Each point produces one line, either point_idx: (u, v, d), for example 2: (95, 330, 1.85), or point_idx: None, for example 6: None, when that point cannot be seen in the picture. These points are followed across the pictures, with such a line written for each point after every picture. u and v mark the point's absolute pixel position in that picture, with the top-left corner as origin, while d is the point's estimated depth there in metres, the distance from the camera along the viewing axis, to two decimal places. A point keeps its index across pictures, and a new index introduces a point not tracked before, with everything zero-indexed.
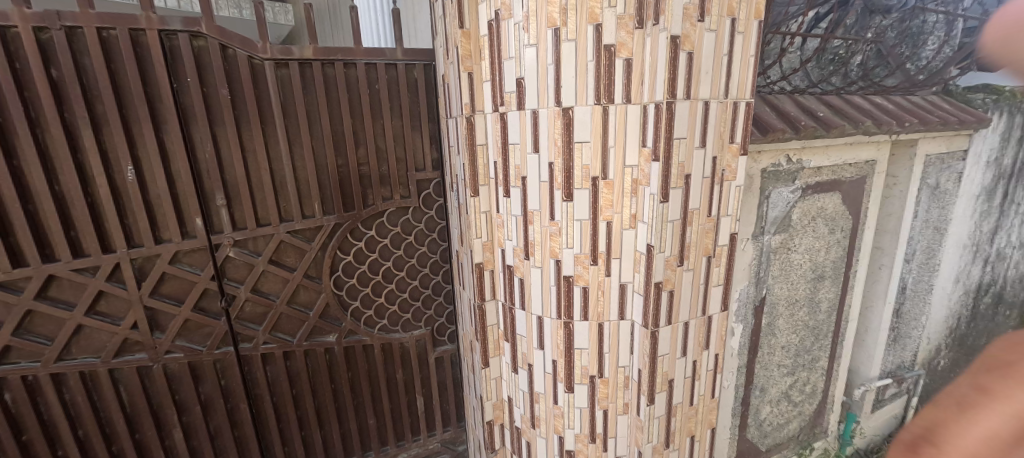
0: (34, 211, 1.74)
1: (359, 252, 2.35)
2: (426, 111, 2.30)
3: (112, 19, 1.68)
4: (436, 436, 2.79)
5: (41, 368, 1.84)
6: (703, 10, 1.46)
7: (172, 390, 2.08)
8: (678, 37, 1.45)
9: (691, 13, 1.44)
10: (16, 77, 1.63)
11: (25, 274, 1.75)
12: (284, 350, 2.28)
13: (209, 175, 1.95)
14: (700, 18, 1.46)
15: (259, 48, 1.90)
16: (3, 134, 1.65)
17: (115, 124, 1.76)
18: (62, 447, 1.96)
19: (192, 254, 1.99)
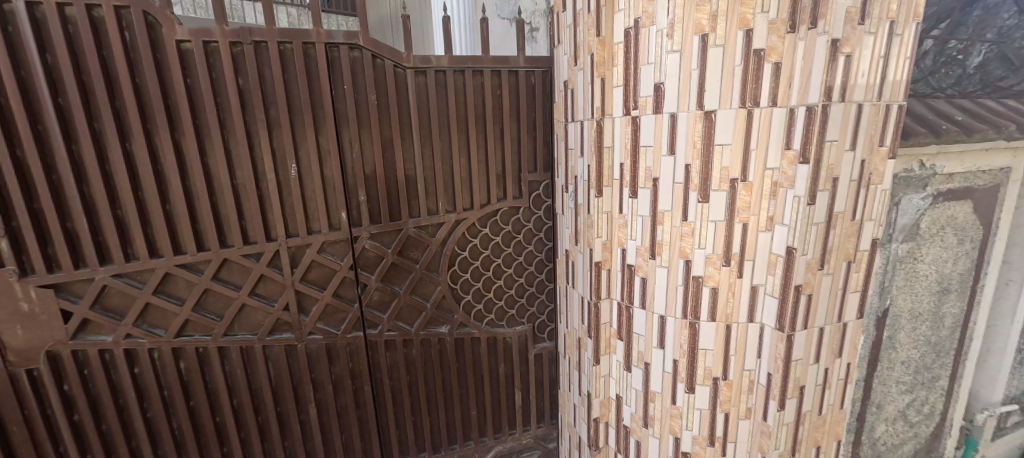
0: (216, 203, 1.94)
1: (475, 249, 2.47)
2: (542, 115, 2.41)
3: (290, 34, 1.88)
4: (530, 431, 2.86)
5: (211, 342, 2.05)
6: (864, 13, 1.50)
7: (310, 368, 2.28)
8: (838, 40, 1.50)
9: (853, 16, 1.49)
10: (212, 85, 1.83)
11: (206, 257, 1.95)
12: (404, 338, 2.43)
13: (354, 173, 2.13)
14: (861, 21, 1.50)
15: (405, 57, 2.08)
16: (200, 136, 1.87)
17: (285, 126, 1.95)
18: (218, 415, 2.17)
19: (335, 245, 2.17)
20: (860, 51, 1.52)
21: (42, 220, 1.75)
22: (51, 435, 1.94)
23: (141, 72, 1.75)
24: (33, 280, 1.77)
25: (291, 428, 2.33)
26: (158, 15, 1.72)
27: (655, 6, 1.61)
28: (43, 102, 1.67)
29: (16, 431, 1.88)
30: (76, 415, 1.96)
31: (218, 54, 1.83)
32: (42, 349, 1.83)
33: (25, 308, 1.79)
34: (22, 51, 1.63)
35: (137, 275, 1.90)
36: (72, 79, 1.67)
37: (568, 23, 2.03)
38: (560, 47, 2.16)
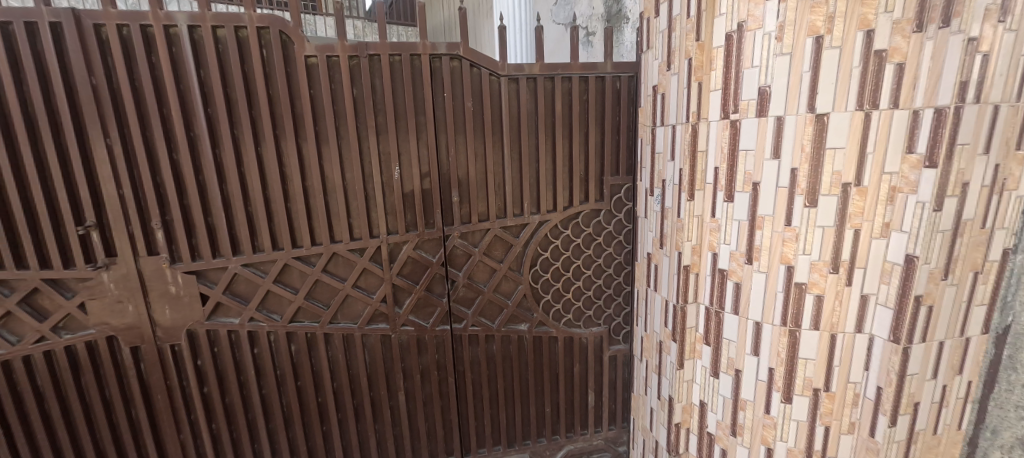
0: (329, 201, 2.12)
1: (556, 249, 2.50)
2: (627, 119, 2.41)
3: (399, 47, 2.02)
4: (601, 433, 2.85)
5: (318, 328, 2.24)
6: (1005, 10, 1.40)
7: (403, 358, 2.42)
8: (975, 39, 1.41)
9: (992, 14, 1.40)
10: (331, 94, 2.01)
11: (318, 251, 2.14)
12: (486, 333, 2.50)
13: (450, 176, 2.24)
14: (1001, 18, 1.40)
15: (500, 66, 2.16)
16: (320, 140, 2.05)
17: (391, 131, 2.10)
18: (319, 396, 2.36)
19: (428, 242, 2.30)
20: (999, 48, 1.42)
21: (190, 214, 2.00)
22: (185, 404, 2.20)
23: (277, 85, 1.94)
24: (181, 266, 2.02)
25: (380, 413, 2.47)
26: (292, 33, 1.91)
27: (762, 10, 1.60)
28: (196, 111, 1.90)
29: (158, 397, 2.15)
30: (205, 388, 2.21)
31: (338, 67, 2.00)
32: (184, 327, 2.09)
33: (172, 290, 2.04)
34: (184, 69, 1.86)
35: (261, 265, 2.12)
36: (219, 91, 1.89)
37: (661, 29, 2.03)
38: (649, 52, 2.16)
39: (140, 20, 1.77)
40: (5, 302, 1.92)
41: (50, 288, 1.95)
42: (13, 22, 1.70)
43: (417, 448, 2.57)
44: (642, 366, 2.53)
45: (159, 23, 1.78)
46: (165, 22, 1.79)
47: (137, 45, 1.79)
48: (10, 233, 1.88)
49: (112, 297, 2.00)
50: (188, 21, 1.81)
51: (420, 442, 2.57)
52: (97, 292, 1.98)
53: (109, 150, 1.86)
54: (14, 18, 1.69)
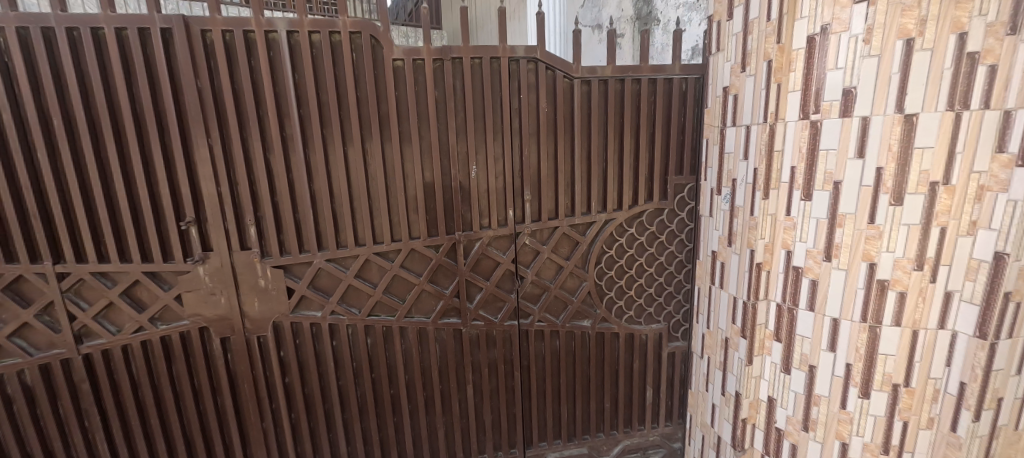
0: (411, 200, 2.21)
1: (620, 247, 2.57)
2: (692, 120, 2.45)
3: (482, 50, 2.11)
4: (658, 429, 2.90)
5: (394, 322, 2.32)
6: None
7: (473, 351, 2.50)
8: None
9: None
10: (416, 96, 2.10)
11: (397, 247, 2.23)
12: (551, 329, 2.57)
13: (524, 175, 2.32)
14: None
15: (574, 68, 2.24)
16: (404, 140, 2.13)
17: (470, 132, 2.19)
18: (392, 387, 2.44)
19: (499, 240, 2.38)
20: None
21: (280, 211, 2.09)
22: (268, 394, 2.29)
23: (366, 87, 2.03)
24: (270, 261, 2.11)
25: (450, 405, 2.55)
26: (381, 37, 1.99)
27: (848, 13, 1.65)
28: (291, 113, 1.99)
29: (244, 386, 2.25)
30: (287, 378, 2.30)
31: (423, 69, 2.09)
32: (270, 319, 2.18)
33: (261, 284, 2.13)
34: (280, 72, 1.96)
35: (344, 260, 2.21)
36: (313, 93, 1.98)
37: (735, 31, 2.07)
38: (719, 54, 2.20)
39: (243, 27, 1.86)
40: (108, 293, 2.01)
41: (150, 280, 2.05)
42: (128, 28, 1.81)
43: (481, 439, 2.64)
44: (696, 357, 2.65)
45: (260, 29, 1.88)
46: (266, 28, 1.89)
47: (239, 50, 1.89)
48: (115, 228, 1.98)
49: (206, 290, 2.09)
50: (287, 27, 1.90)
51: (485, 434, 2.64)
52: (192, 285, 2.08)
53: (210, 149, 1.95)
54: (130, 24, 1.80)
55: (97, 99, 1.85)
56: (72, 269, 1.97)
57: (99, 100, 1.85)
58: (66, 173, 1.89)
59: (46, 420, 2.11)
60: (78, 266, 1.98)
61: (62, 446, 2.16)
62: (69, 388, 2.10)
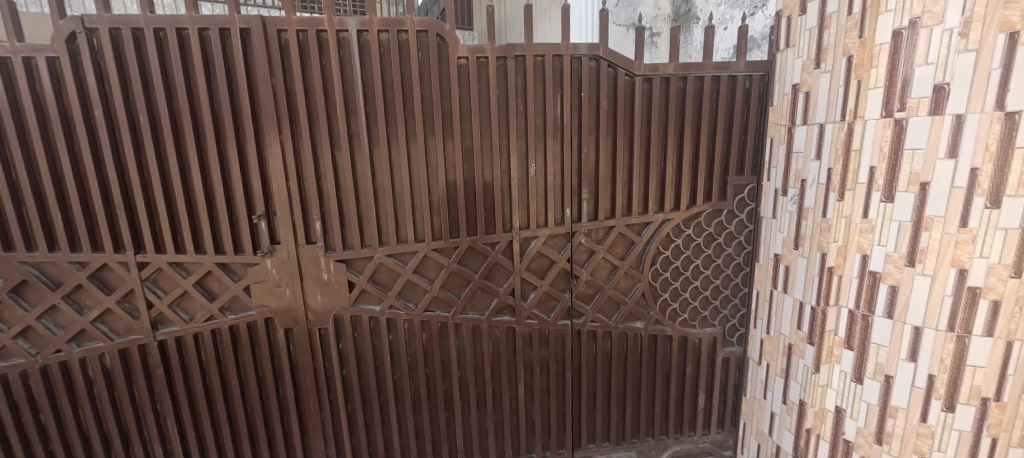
0: (473, 198, 2.21)
1: (677, 248, 2.45)
2: (756, 117, 2.33)
3: (544, 48, 2.08)
4: (709, 435, 2.76)
5: (450, 318, 2.31)
6: None
7: (526, 350, 2.45)
8: None
9: None
10: (479, 93, 2.09)
11: (455, 243, 2.23)
12: (604, 329, 2.48)
13: (582, 174, 2.28)
14: None
15: (636, 65, 2.17)
16: (466, 138, 2.14)
17: (531, 130, 2.17)
18: (445, 383, 2.42)
19: (556, 238, 2.34)
20: None
21: (345, 206, 2.13)
22: (327, 385, 2.31)
23: (430, 85, 2.05)
24: (333, 255, 2.15)
25: (500, 402, 2.51)
26: (447, 35, 2.00)
27: (942, 6, 1.59)
28: (359, 110, 2.03)
29: (304, 377, 2.28)
30: (344, 370, 2.32)
31: (486, 67, 2.08)
32: (332, 312, 2.21)
33: (324, 277, 2.17)
34: (350, 71, 2.00)
35: (402, 256, 2.22)
36: (380, 91, 2.01)
37: (809, 26, 1.99)
38: (789, 50, 2.11)
39: (317, 26, 1.92)
40: (183, 283, 2.10)
41: (221, 271, 2.12)
42: (210, 29, 1.88)
43: (527, 439, 2.57)
44: (751, 362, 2.55)
45: (332, 28, 1.93)
46: (337, 27, 1.93)
47: (312, 48, 1.94)
48: (191, 220, 2.06)
49: (273, 281, 2.15)
50: (357, 26, 1.94)
51: (534, 433, 2.59)
52: (260, 277, 2.14)
53: (281, 146, 2.00)
54: (212, 25, 1.86)
55: (179, 97, 1.93)
56: (151, 258, 2.06)
57: (180, 98, 1.92)
58: (149, 168, 1.98)
59: (123, 402, 2.22)
60: (156, 256, 2.07)
61: (136, 427, 2.26)
62: (145, 373, 2.20)
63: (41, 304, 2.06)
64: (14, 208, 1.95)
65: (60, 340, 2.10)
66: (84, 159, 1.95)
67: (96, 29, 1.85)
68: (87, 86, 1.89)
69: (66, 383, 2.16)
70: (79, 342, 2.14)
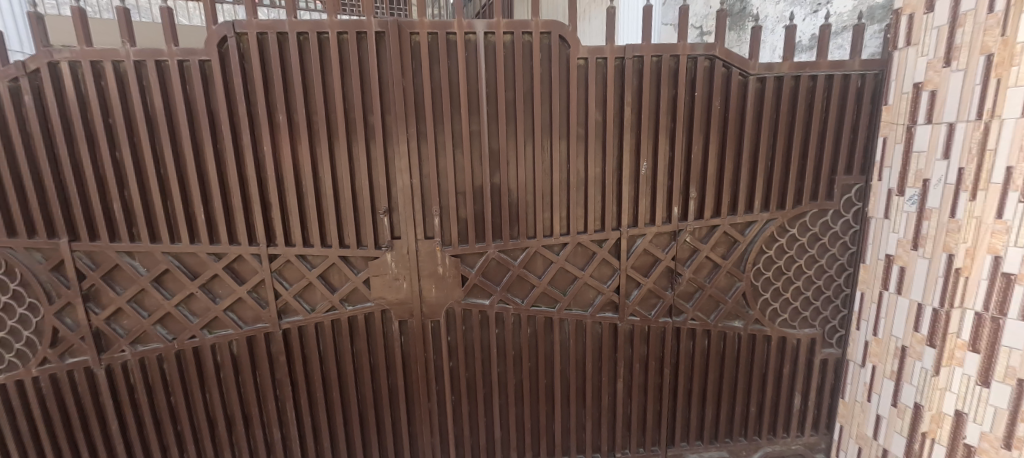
0: (586, 196, 2.25)
1: (780, 248, 2.43)
2: (867, 116, 2.31)
3: (662, 49, 2.10)
4: (801, 438, 2.71)
5: (555, 313, 2.36)
6: None
7: (627, 347, 2.47)
8: None
9: None
10: (597, 93, 2.14)
11: (565, 240, 2.27)
12: (704, 328, 2.48)
13: (689, 174, 2.29)
14: None
15: (751, 65, 2.16)
16: (581, 138, 2.19)
17: (644, 129, 2.19)
18: (546, 377, 2.47)
19: (660, 236, 2.35)
20: None
21: (463, 202, 2.21)
22: (435, 376, 2.39)
23: (550, 85, 2.10)
24: (449, 249, 2.23)
25: (597, 397, 2.53)
26: (569, 37, 2.05)
27: None
28: (481, 109, 2.10)
29: (415, 367, 2.36)
30: (452, 362, 2.39)
31: (604, 68, 2.13)
32: (445, 305, 2.28)
33: (439, 271, 2.25)
34: (475, 71, 2.08)
35: (513, 251, 2.28)
36: (503, 91, 2.08)
37: (937, 24, 1.98)
38: (910, 49, 2.10)
39: (446, 29, 1.99)
40: (308, 274, 2.20)
41: (343, 264, 2.22)
42: (348, 32, 1.98)
43: (620, 435, 2.58)
44: (852, 364, 2.51)
45: (461, 31, 2.00)
46: (466, 30, 2.01)
47: (442, 50, 2.02)
48: (320, 215, 2.17)
49: (392, 274, 2.24)
50: (485, 29, 2.01)
51: (629, 430, 2.60)
52: (380, 270, 2.23)
53: (408, 144, 2.10)
54: (350, 29, 1.96)
55: (316, 98, 2.04)
56: (281, 251, 2.18)
57: (318, 99, 2.04)
58: (284, 165, 2.10)
59: (247, 387, 2.34)
60: (286, 248, 2.18)
61: (257, 411, 2.37)
62: (268, 360, 2.31)
63: (180, 292, 2.20)
64: (163, 202, 2.10)
65: (195, 326, 2.23)
66: (227, 156, 2.07)
67: (244, 33, 1.96)
68: (234, 88, 2.01)
69: (197, 368, 2.30)
70: (210, 329, 2.27)
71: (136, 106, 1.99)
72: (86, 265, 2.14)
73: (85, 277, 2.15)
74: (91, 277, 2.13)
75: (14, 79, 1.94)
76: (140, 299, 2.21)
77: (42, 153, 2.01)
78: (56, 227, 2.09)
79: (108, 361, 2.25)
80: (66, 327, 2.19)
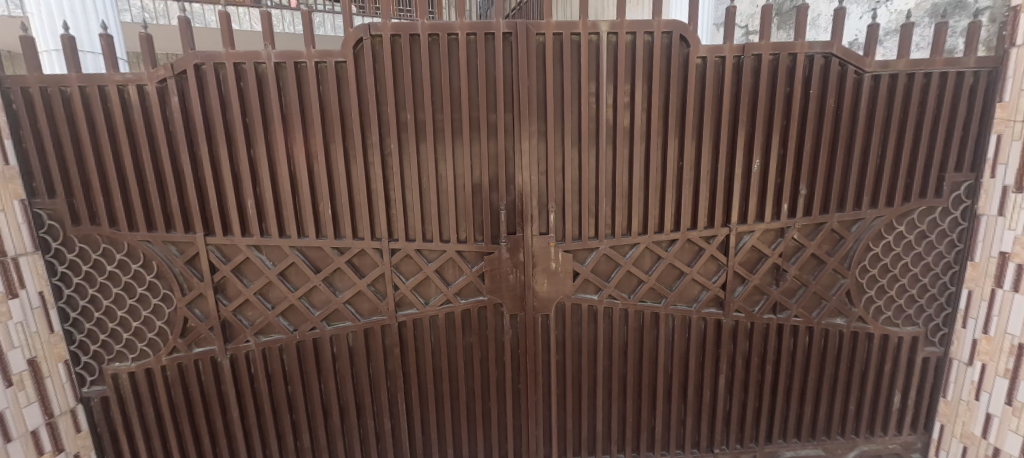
0: (696, 193, 2.29)
1: (886, 245, 2.43)
2: (981, 113, 2.29)
3: (781, 47, 2.12)
4: (899, 437, 2.69)
5: (662, 308, 2.39)
6: None
7: (729, 343, 2.49)
8: None
9: None
10: (712, 91, 2.17)
11: (674, 236, 2.31)
12: (807, 325, 2.48)
13: (800, 171, 2.30)
14: None
15: (868, 62, 2.17)
16: (696, 135, 2.22)
17: (758, 127, 2.22)
18: (650, 371, 2.50)
19: (768, 233, 2.37)
20: None
21: (577, 200, 2.26)
22: (542, 369, 2.44)
23: (668, 83, 2.14)
24: (562, 245, 2.28)
25: (697, 393, 2.55)
26: (690, 36, 2.09)
27: None
28: (600, 108, 2.15)
29: (524, 361, 2.41)
30: (558, 354, 2.43)
31: (721, 67, 2.16)
32: (555, 300, 2.33)
33: (552, 266, 2.29)
34: (596, 70, 2.13)
35: (623, 247, 2.32)
36: (622, 90, 2.13)
37: None
38: None
39: (572, 30, 2.06)
40: (426, 268, 2.27)
41: (459, 258, 2.28)
42: (476, 33, 2.06)
43: (716, 430, 2.59)
44: (957, 363, 2.49)
45: (585, 31, 2.06)
46: (590, 30, 2.07)
47: (566, 50, 2.08)
48: (440, 210, 2.23)
49: (506, 269, 2.29)
50: (609, 29, 2.07)
51: (727, 426, 2.61)
52: (495, 265, 2.28)
53: (528, 142, 2.16)
54: (479, 30, 2.04)
55: (442, 98, 2.12)
56: (401, 245, 2.25)
57: (444, 98, 2.11)
58: (409, 162, 2.18)
59: (362, 378, 2.42)
60: (406, 243, 2.25)
61: (370, 400, 2.45)
62: (383, 350, 2.39)
63: (304, 285, 2.28)
64: (294, 197, 2.19)
65: (316, 318, 2.31)
66: (356, 154, 2.15)
67: (378, 35, 2.05)
68: (366, 89, 2.10)
69: (315, 358, 2.38)
70: (329, 321, 2.35)
71: (273, 106, 2.09)
72: (219, 259, 2.24)
73: (217, 269, 2.25)
74: (222, 270, 2.23)
75: (161, 81, 2.05)
76: (265, 291, 2.30)
77: (185, 151, 2.12)
78: (193, 222, 2.20)
79: (233, 351, 2.34)
80: (196, 318, 2.29)
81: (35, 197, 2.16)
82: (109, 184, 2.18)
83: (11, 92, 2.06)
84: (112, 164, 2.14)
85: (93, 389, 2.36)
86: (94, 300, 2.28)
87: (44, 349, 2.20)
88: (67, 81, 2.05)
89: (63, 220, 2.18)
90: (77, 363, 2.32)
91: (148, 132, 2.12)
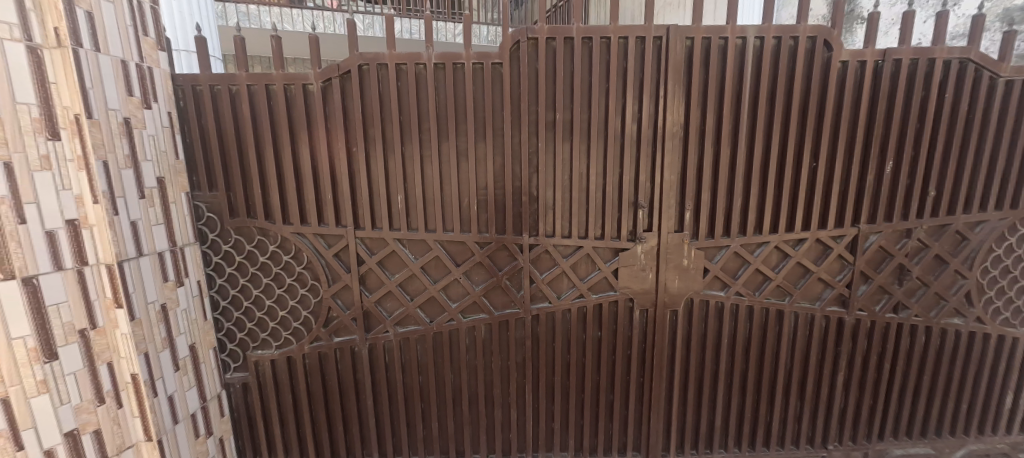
0: (827, 194, 2.35)
1: (1008, 247, 2.47)
2: None
3: (921, 52, 2.19)
4: (1009, 437, 2.71)
5: (787, 305, 2.45)
6: None
7: (849, 341, 2.54)
8: None
9: None
10: (851, 95, 2.24)
11: (804, 235, 2.37)
12: (926, 324, 2.53)
13: (928, 173, 2.36)
14: None
15: (1004, 67, 2.22)
16: (831, 137, 2.28)
17: (892, 130, 2.28)
18: (770, 367, 2.55)
19: (894, 234, 2.42)
20: None
21: (712, 199, 2.33)
22: (667, 362, 2.50)
23: (809, 87, 2.22)
24: (696, 243, 2.34)
25: (815, 389, 2.60)
26: (835, 42, 2.16)
27: None
28: (741, 110, 2.22)
29: (651, 356, 2.48)
30: (683, 349, 2.50)
31: (860, 71, 2.23)
32: (686, 295, 2.39)
33: (684, 263, 2.36)
34: (740, 73, 2.20)
35: (752, 245, 2.39)
36: (763, 93, 2.20)
37: None
38: None
39: (720, 34, 2.13)
40: (564, 263, 2.34)
41: (595, 254, 2.35)
42: (629, 37, 2.14)
43: (832, 427, 2.63)
44: None
45: (734, 35, 2.14)
46: (738, 34, 2.14)
47: (714, 54, 2.16)
48: (579, 207, 2.31)
49: (640, 266, 2.36)
50: (756, 34, 2.14)
51: (841, 422, 2.65)
52: (630, 261, 2.35)
53: (671, 142, 2.23)
54: (633, 34, 2.12)
55: (590, 99, 2.20)
56: (541, 241, 2.32)
57: (593, 99, 2.19)
58: (555, 161, 2.25)
59: (493, 369, 2.49)
60: (545, 239, 2.33)
61: (499, 391, 2.52)
62: (515, 343, 2.46)
63: (445, 278, 2.37)
64: (442, 194, 2.28)
65: (454, 310, 2.39)
66: (504, 152, 2.24)
67: (534, 38, 2.14)
68: (520, 89, 2.19)
69: (449, 348, 2.46)
70: (465, 313, 2.43)
71: (429, 105, 2.19)
72: (366, 251, 2.33)
73: (363, 262, 2.34)
74: (369, 262, 2.32)
75: (327, 80, 2.16)
76: (406, 283, 2.39)
77: (342, 147, 2.21)
78: (345, 215, 2.30)
79: (372, 340, 2.43)
80: (340, 308, 2.38)
81: (196, 189, 2.26)
82: (266, 178, 2.28)
83: (182, 89, 2.17)
84: (272, 159, 2.24)
85: (236, 375, 2.45)
86: (243, 289, 2.38)
87: (201, 335, 2.29)
88: (236, 80, 2.16)
89: (222, 212, 2.28)
90: (223, 349, 2.42)
91: (308, 129, 2.22)
